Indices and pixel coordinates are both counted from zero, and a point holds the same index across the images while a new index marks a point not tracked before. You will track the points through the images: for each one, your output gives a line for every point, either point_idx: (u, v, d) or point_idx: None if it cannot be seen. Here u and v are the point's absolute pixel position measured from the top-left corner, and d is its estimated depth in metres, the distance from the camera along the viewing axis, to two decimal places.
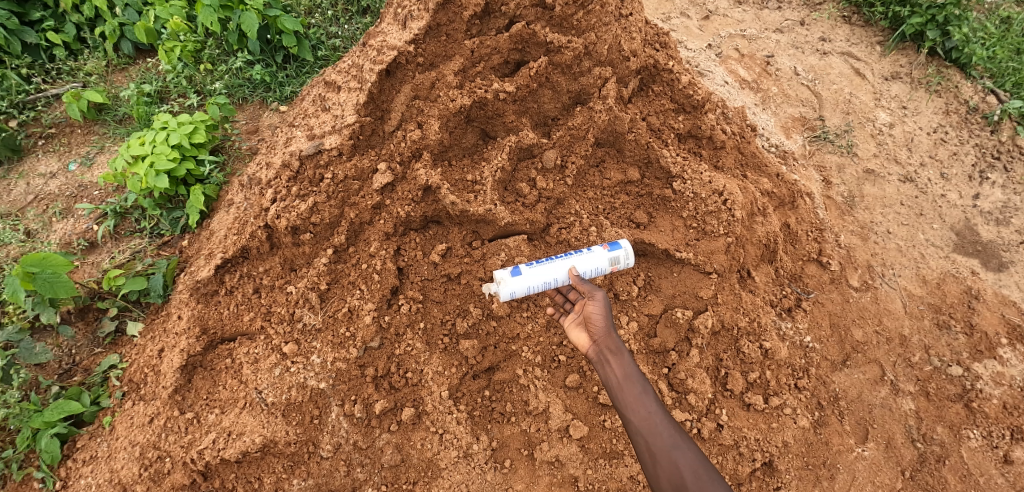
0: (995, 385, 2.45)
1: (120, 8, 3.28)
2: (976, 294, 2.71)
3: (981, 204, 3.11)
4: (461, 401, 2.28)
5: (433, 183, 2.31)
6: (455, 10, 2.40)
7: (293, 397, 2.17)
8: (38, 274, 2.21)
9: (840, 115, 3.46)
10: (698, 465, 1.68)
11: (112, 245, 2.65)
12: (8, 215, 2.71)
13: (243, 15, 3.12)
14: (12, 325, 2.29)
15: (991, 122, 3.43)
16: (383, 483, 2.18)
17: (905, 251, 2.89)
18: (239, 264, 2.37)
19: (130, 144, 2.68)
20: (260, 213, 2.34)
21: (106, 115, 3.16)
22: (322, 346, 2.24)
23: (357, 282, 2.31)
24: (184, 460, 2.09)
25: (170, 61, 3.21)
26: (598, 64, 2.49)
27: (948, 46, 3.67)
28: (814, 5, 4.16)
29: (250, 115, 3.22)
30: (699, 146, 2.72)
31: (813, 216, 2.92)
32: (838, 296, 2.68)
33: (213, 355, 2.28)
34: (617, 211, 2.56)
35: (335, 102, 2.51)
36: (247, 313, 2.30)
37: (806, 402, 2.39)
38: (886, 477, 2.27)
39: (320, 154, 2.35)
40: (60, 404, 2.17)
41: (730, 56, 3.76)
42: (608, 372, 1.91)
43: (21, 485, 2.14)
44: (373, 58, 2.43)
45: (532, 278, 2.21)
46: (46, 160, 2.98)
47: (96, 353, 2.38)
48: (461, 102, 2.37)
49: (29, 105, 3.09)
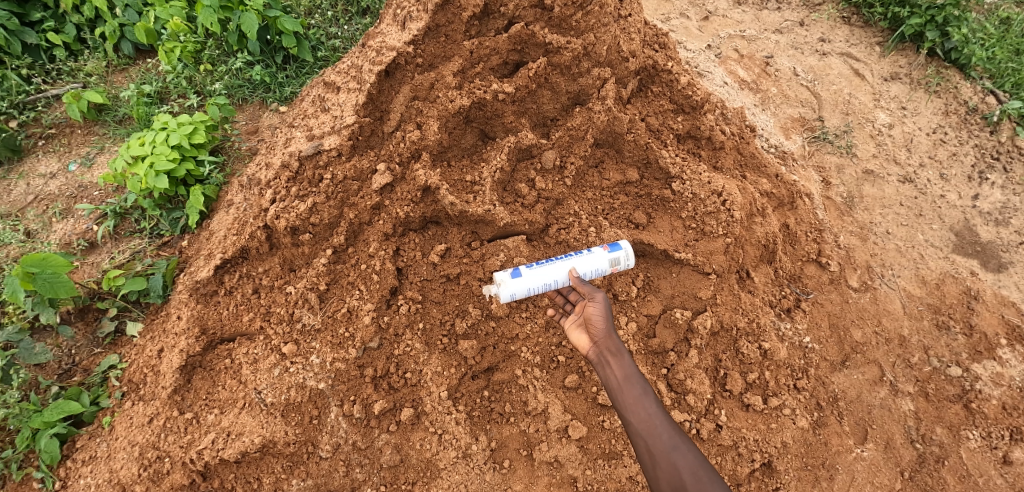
0: (994, 385, 2.45)
1: (120, 9, 3.29)
2: (976, 295, 2.72)
3: (980, 204, 3.11)
4: (461, 401, 2.28)
5: (433, 184, 2.31)
6: (454, 10, 2.41)
7: (292, 397, 2.17)
8: (38, 274, 2.22)
9: (840, 115, 3.46)
10: (697, 466, 1.68)
11: (112, 245, 2.65)
12: (9, 215, 2.71)
13: (243, 15, 3.13)
14: (12, 325, 2.29)
15: (990, 122, 3.43)
16: (383, 483, 2.18)
17: (904, 251, 2.89)
18: (239, 264, 2.38)
19: (130, 144, 2.68)
20: (260, 213, 2.35)
21: (106, 115, 3.16)
22: (322, 346, 2.24)
23: (357, 283, 2.31)
24: (184, 460, 2.10)
25: (170, 61, 3.22)
26: (598, 65, 2.50)
27: (947, 46, 3.67)
28: (813, 5, 4.16)
29: (250, 115, 3.23)
30: (698, 146, 2.72)
31: (813, 216, 2.92)
32: (837, 296, 2.68)
33: (213, 355, 2.28)
34: (616, 211, 2.56)
35: (335, 103, 2.52)
36: (247, 313, 2.30)
37: (805, 403, 2.39)
38: (886, 477, 2.27)
39: (320, 154, 2.36)
40: (59, 404, 2.18)
41: (729, 57, 3.76)
42: (608, 373, 1.91)
43: (21, 485, 2.14)
44: (373, 58, 2.43)
45: (532, 279, 2.22)
46: (46, 161, 2.98)
47: (96, 353, 2.39)
48: (461, 102, 2.37)
49: (29, 105, 3.10)
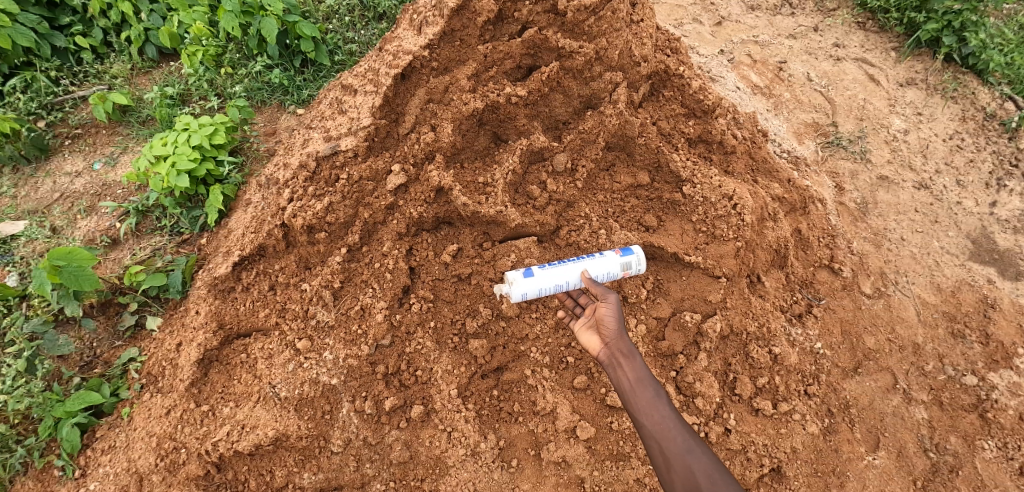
0: (1011, 395, 2.41)
1: (145, 14, 3.38)
2: (993, 303, 2.67)
3: (998, 212, 3.06)
4: (470, 400, 2.30)
5: (446, 185, 2.37)
6: (469, 16, 2.43)
7: (305, 392, 2.21)
8: (64, 268, 2.29)
9: (854, 121, 3.45)
10: (712, 470, 1.69)
11: (133, 242, 2.71)
12: (35, 213, 2.80)
13: (264, 20, 3.20)
14: (37, 317, 2.37)
15: (1008, 129, 3.39)
16: (392, 479, 2.21)
17: (919, 259, 2.86)
18: (256, 261, 2.44)
19: (153, 145, 2.78)
20: (277, 212, 2.40)
21: (130, 116, 3.24)
22: (335, 343, 2.28)
23: (369, 281, 2.36)
24: (199, 451, 2.14)
25: (192, 64, 3.28)
26: (609, 69, 2.52)
27: (965, 52, 3.64)
28: (827, 11, 4.17)
29: (269, 118, 3.29)
30: (709, 151, 2.74)
31: (825, 222, 2.91)
32: (849, 302, 2.66)
33: (229, 349, 2.34)
34: (626, 214, 2.59)
35: (351, 105, 2.57)
36: (263, 309, 2.36)
37: (816, 409, 2.38)
38: (898, 486, 2.24)
39: (336, 155, 2.42)
40: (81, 395, 2.25)
41: (742, 62, 3.76)
42: (620, 376, 1.92)
43: (42, 473, 2.20)
44: (389, 62, 2.47)
45: (543, 280, 2.23)
46: (72, 160, 3.07)
47: (117, 346, 2.45)
48: (474, 105, 2.42)
49: (57, 106, 3.21)
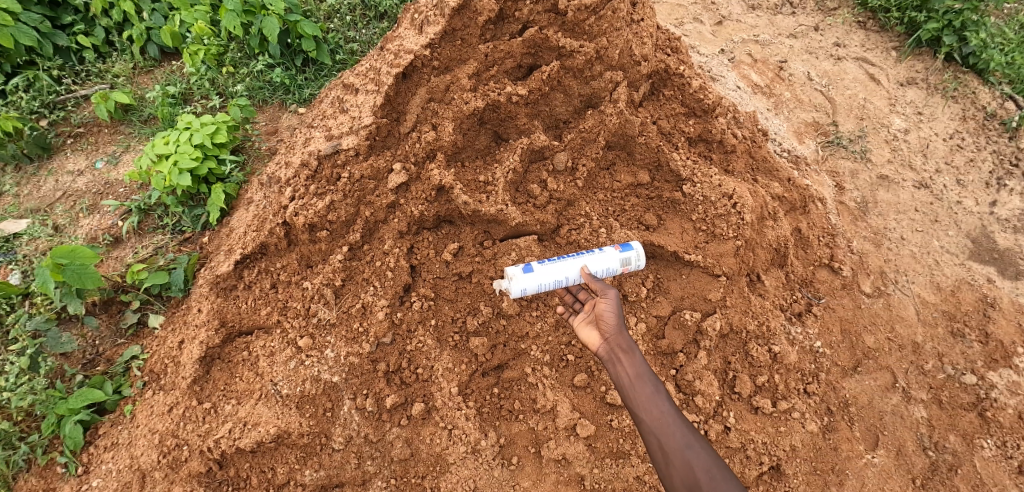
0: (1010, 394, 2.42)
1: (147, 13, 3.39)
2: (992, 302, 2.68)
3: (998, 211, 3.07)
4: (471, 398, 2.31)
5: (447, 184, 2.38)
6: (470, 15, 2.44)
7: (307, 389, 2.23)
8: (66, 266, 2.30)
9: (854, 120, 3.46)
10: (711, 465, 1.70)
11: (135, 241, 2.73)
12: (38, 211, 2.82)
13: (265, 19, 3.21)
14: (40, 315, 2.38)
15: (1008, 128, 3.39)
16: (393, 476, 2.22)
17: (919, 258, 2.87)
18: (258, 259, 2.45)
19: (155, 143, 2.79)
20: (279, 210, 2.41)
21: (132, 115, 3.25)
22: (336, 341, 2.29)
23: (371, 279, 2.37)
24: (201, 448, 2.15)
25: (194, 63, 3.30)
26: (610, 68, 2.53)
27: (965, 52, 3.65)
28: (828, 10, 4.17)
29: (270, 116, 3.30)
30: (709, 150, 2.75)
31: (825, 221, 2.92)
32: (849, 301, 2.67)
33: (231, 347, 2.35)
34: (627, 213, 2.60)
35: (353, 104, 2.57)
36: (264, 307, 2.37)
37: (815, 407, 2.39)
38: (897, 484, 2.25)
39: (337, 154, 2.43)
40: (84, 392, 2.26)
41: (742, 61, 3.77)
42: (619, 372, 1.93)
43: (45, 470, 2.21)
44: (390, 61, 2.48)
45: (543, 275, 2.25)
46: (74, 159, 3.09)
47: (119, 344, 2.46)
48: (475, 104, 2.43)
49: (59, 105, 3.22)
